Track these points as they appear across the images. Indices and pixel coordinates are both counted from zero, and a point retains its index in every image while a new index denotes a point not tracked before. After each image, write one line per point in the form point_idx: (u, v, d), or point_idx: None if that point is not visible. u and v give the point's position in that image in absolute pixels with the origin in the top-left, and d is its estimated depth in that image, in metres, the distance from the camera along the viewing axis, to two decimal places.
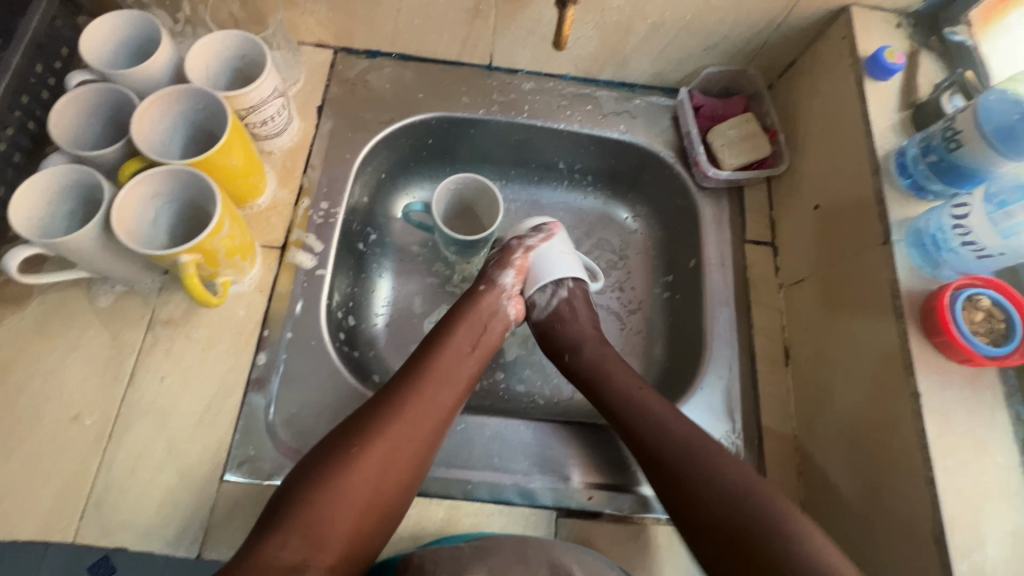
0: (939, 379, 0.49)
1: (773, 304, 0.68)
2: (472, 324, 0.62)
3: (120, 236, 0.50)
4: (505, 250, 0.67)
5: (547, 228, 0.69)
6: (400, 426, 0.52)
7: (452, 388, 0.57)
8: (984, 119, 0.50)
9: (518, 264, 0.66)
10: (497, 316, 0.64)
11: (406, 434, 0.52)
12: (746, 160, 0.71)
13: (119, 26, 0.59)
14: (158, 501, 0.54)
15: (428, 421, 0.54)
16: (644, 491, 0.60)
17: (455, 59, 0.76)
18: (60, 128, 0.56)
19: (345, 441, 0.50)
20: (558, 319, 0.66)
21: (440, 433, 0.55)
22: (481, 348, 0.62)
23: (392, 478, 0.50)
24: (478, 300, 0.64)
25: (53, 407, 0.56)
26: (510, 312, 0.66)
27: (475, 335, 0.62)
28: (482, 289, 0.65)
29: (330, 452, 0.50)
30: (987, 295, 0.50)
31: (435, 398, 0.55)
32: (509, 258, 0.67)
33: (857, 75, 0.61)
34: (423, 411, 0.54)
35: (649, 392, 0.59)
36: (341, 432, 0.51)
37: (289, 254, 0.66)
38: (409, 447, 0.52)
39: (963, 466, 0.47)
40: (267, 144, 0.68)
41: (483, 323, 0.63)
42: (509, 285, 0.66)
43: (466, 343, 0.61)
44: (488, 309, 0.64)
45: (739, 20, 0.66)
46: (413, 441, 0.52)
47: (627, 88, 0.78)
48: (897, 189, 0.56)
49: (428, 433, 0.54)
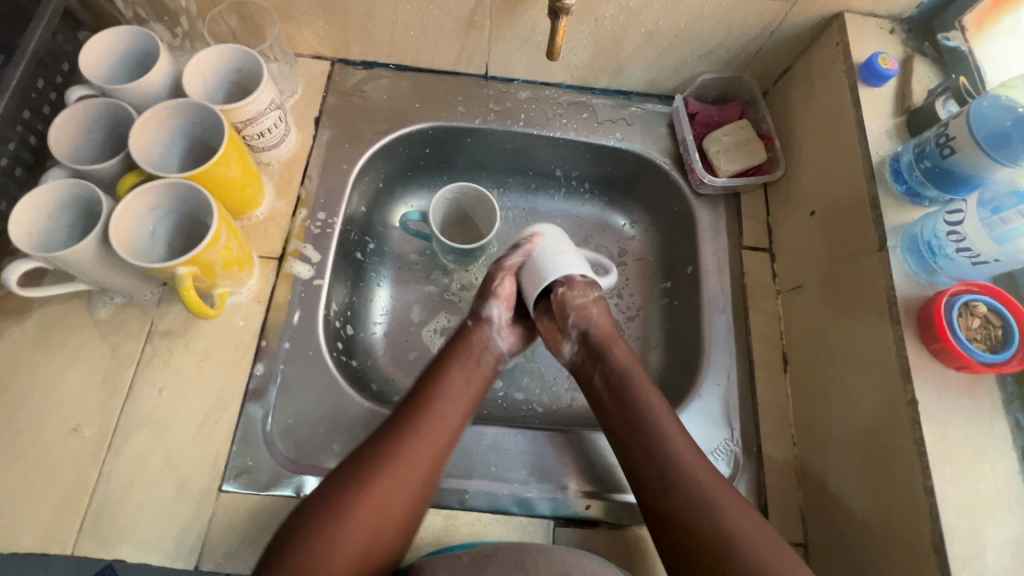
0: (936, 385, 0.49)
1: (771, 310, 0.68)
2: (465, 360, 0.62)
3: (117, 249, 0.51)
4: (488, 277, 0.66)
5: (526, 244, 0.66)
6: (395, 469, 0.52)
7: (447, 424, 0.57)
8: (977, 125, 0.50)
9: (502, 293, 0.65)
10: (489, 350, 0.64)
11: (401, 476, 0.52)
12: (742, 166, 0.71)
13: (118, 41, 0.60)
14: (156, 512, 0.55)
15: (423, 461, 0.54)
16: (626, 496, 0.60)
17: (451, 69, 0.77)
18: (60, 142, 0.57)
19: (340, 487, 0.50)
20: (584, 316, 0.64)
21: (437, 469, 0.54)
22: (474, 382, 0.61)
23: (388, 522, 0.50)
24: (471, 334, 0.64)
25: (52, 418, 0.57)
26: (502, 345, 0.66)
27: (469, 369, 0.62)
28: (471, 325, 0.65)
29: (326, 495, 0.50)
30: (983, 301, 0.50)
31: (430, 434, 0.55)
32: (491, 286, 0.66)
33: (851, 81, 0.61)
34: (418, 449, 0.54)
35: (672, 417, 0.57)
36: (337, 476, 0.52)
37: (286, 264, 0.66)
38: (405, 490, 0.52)
39: (961, 474, 0.46)
40: (265, 155, 0.69)
41: (474, 359, 0.63)
42: (497, 317, 0.66)
43: (460, 378, 0.60)
44: (481, 344, 0.64)
45: (732, 28, 0.66)
46: (408, 483, 0.52)
47: (623, 96, 0.78)
48: (893, 195, 0.55)
49: (425, 471, 0.53)
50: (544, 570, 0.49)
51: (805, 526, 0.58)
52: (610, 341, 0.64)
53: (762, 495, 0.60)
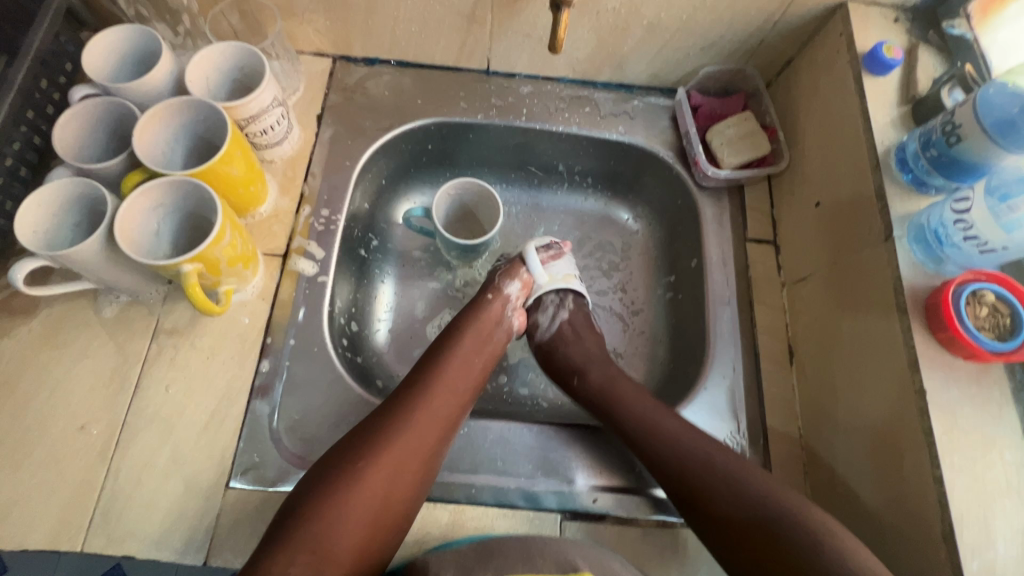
0: (944, 375, 0.48)
1: (776, 303, 0.68)
2: (474, 334, 0.62)
3: (122, 247, 0.51)
4: (515, 262, 0.68)
5: (557, 246, 0.70)
6: (406, 437, 0.52)
7: (456, 398, 0.57)
8: (983, 112, 0.50)
9: (527, 277, 0.68)
10: (500, 327, 0.65)
11: (413, 445, 0.52)
12: (746, 158, 0.70)
13: (121, 40, 0.60)
14: (164, 509, 0.55)
15: (433, 431, 0.54)
16: (659, 492, 0.60)
17: (452, 64, 0.77)
18: (64, 142, 0.57)
19: (352, 454, 0.50)
20: (560, 341, 0.67)
21: (444, 443, 0.55)
22: (484, 358, 0.62)
23: (399, 489, 0.51)
24: (484, 311, 0.64)
25: (60, 417, 0.57)
26: (515, 323, 0.66)
27: (479, 345, 0.62)
28: (489, 298, 0.65)
29: (336, 466, 0.50)
30: (991, 290, 0.49)
31: (439, 408, 0.56)
32: (515, 271, 0.68)
33: (855, 71, 0.61)
34: (428, 421, 0.54)
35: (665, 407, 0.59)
36: (348, 444, 0.52)
37: (291, 261, 0.66)
38: (416, 458, 0.52)
39: (970, 464, 0.46)
40: (268, 153, 0.69)
41: (486, 334, 0.63)
42: (514, 296, 0.66)
43: (470, 353, 0.61)
44: (494, 320, 0.64)
45: (735, 19, 0.66)
46: (419, 451, 0.53)
47: (625, 90, 0.78)
48: (898, 184, 0.55)
49: (434, 444, 0.54)
50: (551, 562, 0.49)
51: None
52: (586, 364, 0.65)
53: None
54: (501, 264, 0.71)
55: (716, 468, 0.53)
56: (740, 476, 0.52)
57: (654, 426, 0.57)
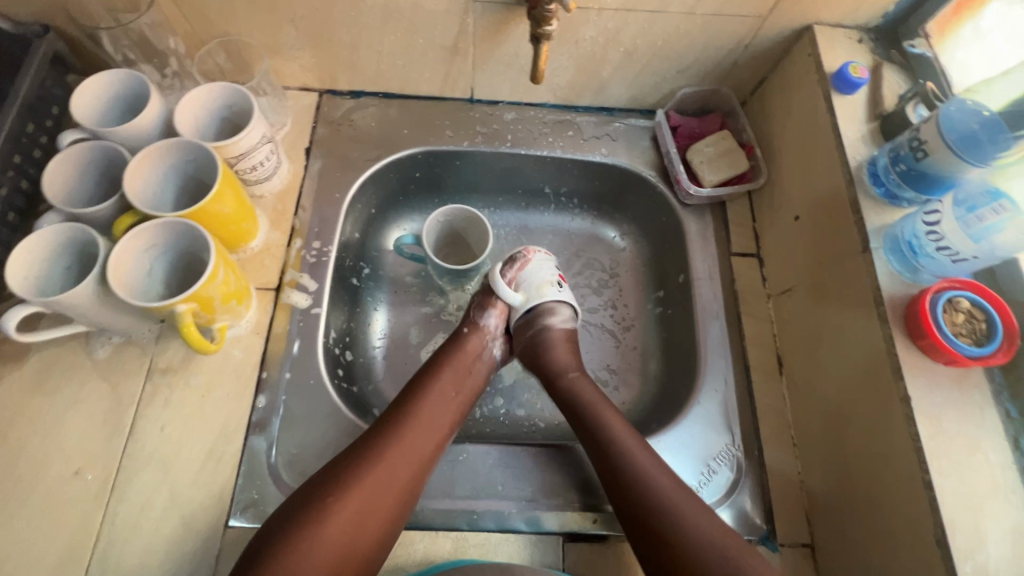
0: (927, 380, 0.50)
1: (763, 314, 0.69)
2: (455, 367, 0.62)
3: (115, 291, 0.51)
4: (487, 293, 0.68)
5: (523, 256, 0.68)
6: (376, 471, 0.52)
7: (435, 432, 0.57)
8: (947, 128, 0.52)
9: (502, 306, 0.67)
10: (481, 360, 0.65)
11: (384, 480, 0.52)
12: (726, 175, 0.73)
13: (109, 85, 0.61)
14: (163, 552, 0.54)
15: (407, 466, 0.54)
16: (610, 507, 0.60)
17: (436, 94, 0.78)
18: (54, 187, 0.57)
19: (325, 488, 0.50)
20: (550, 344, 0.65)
21: (422, 478, 0.55)
22: (464, 391, 0.62)
23: (368, 525, 0.51)
24: (462, 345, 0.64)
25: (54, 463, 0.56)
26: (494, 354, 0.67)
27: (459, 377, 0.62)
28: (466, 332, 0.66)
29: (309, 499, 0.50)
30: (965, 296, 0.52)
31: (418, 441, 0.56)
32: (491, 300, 0.68)
33: (825, 90, 0.63)
34: (405, 456, 0.54)
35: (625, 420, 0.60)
36: (325, 474, 0.52)
37: (283, 295, 0.67)
38: (386, 495, 0.52)
39: (958, 466, 0.47)
40: (257, 188, 0.70)
41: (466, 366, 0.63)
42: (493, 328, 0.67)
43: (450, 385, 0.61)
44: (473, 353, 0.65)
45: (708, 44, 0.69)
46: (393, 484, 0.53)
47: (606, 112, 0.80)
48: (872, 198, 0.57)
49: (409, 479, 0.54)
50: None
51: (810, 525, 0.59)
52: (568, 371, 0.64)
53: (766, 497, 0.60)
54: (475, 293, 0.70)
55: (656, 494, 0.53)
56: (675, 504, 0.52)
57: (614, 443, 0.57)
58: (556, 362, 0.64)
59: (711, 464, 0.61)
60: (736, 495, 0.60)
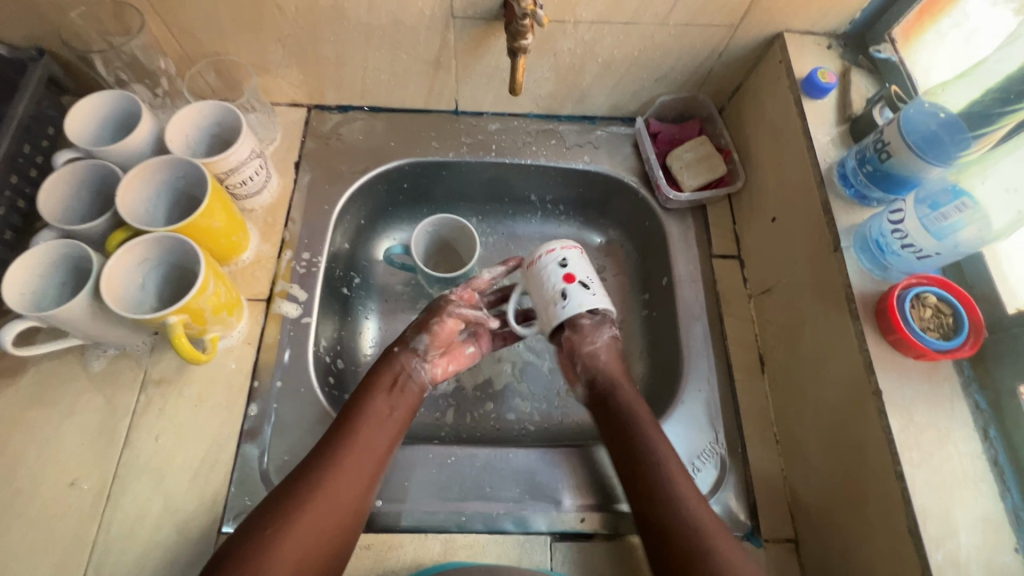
0: (898, 375, 0.51)
1: (744, 314, 0.71)
2: (386, 387, 0.62)
3: (108, 304, 0.53)
4: (434, 310, 0.67)
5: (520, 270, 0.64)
6: (322, 497, 0.53)
7: (373, 455, 0.57)
8: (908, 130, 0.54)
9: (439, 328, 0.65)
10: (411, 379, 0.64)
11: (330, 504, 0.53)
12: (705, 180, 0.74)
13: (102, 105, 0.63)
14: (157, 559, 0.55)
15: (352, 489, 0.55)
16: (623, 508, 0.62)
17: (422, 107, 0.80)
18: (49, 205, 0.59)
19: (274, 515, 0.51)
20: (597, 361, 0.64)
21: (363, 500, 0.55)
22: (397, 411, 0.61)
23: (316, 552, 0.51)
24: (391, 364, 0.64)
25: (50, 474, 0.58)
26: (425, 375, 0.65)
27: (390, 398, 0.62)
28: (396, 351, 0.65)
29: (252, 530, 0.50)
30: (932, 292, 0.53)
31: (355, 466, 0.56)
32: (431, 321, 0.66)
33: (796, 95, 0.65)
34: (341, 482, 0.54)
35: (657, 427, 0.60)
36: (266, 506, 0.52)
37: (274, 305, 0.68)
38: (329, 521, 0.52)
39: (929, 457, 0.49)
40: (247, 202, 0.72)
41: (396, 385, 0.63)
42: (423, 349, 0.65)
43: (383, 407, 0.61)
44: (403, 371, 0.64)
45: (683, 53, 0.71)
46: (335, 510, 0.53)
47: (588, 121, 0.82)
48: (842, 198, 0.59)
49: (350, 503, 0.54)
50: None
51: (794, 521, 0.60)
52: (615, 384, 0.64)
53: (750, 494, 0.61)
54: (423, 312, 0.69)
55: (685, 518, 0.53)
56: (681, 517, 0.53)
57: (643, 459, 0.57)
58: (607, 377, 0.64)
59: (695, 461, 0.63)
60: (720, 492, 0.61)
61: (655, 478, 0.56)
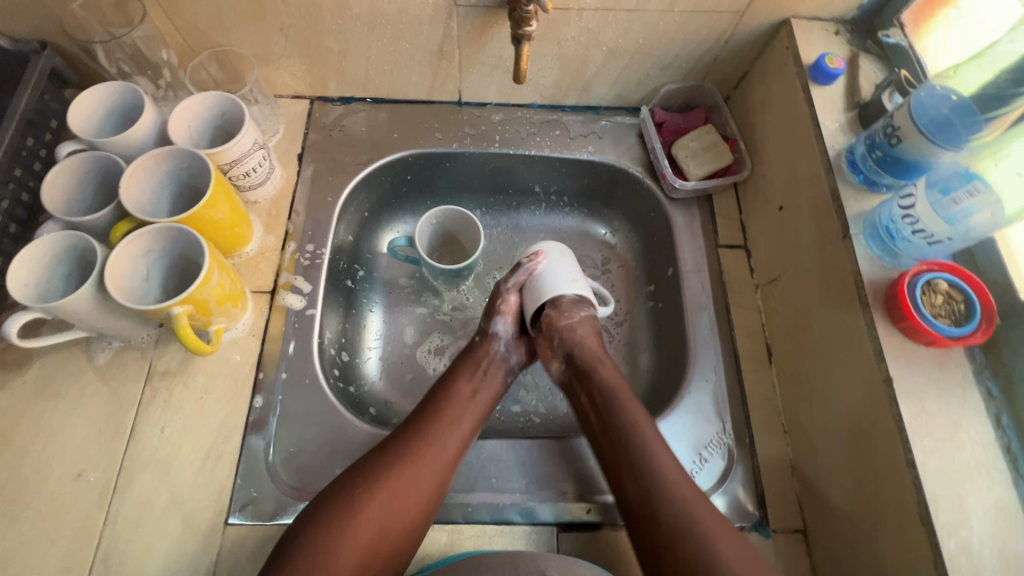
0: (909, 362, 0.51)
1: (751, 304, 0.70)
2: (473, 368, 0.64)
3: (113, 294, 0.53)
4: (494, 295, 0.68)
5: (530, 261, 0.67)
6: (406, 472, 0.54)
7: (458, 433, 0.59)
8: (919, 114, 0.54)
9: (508, 307, 0.67)
10: (497, 364, 0.66)
11: (413, 479, 0.54)
12: (711, 169, 0.74)
13: (105, 97, 0.63)
14: (164, 550, 0.55)
15: (435, 466, 0.55)
16: (607, 498, 0.61)
17: (425, 98, 0.80)
18: (53, 197, 0.59)
19: (355, 484, 0.52)
20: (570, 343, 0.64)
21: (448, 477, 0.56)
22: (485, 391, 0.63)
23: (398, 522, 0.52)
24: (478, 347, 0.66)
25: (57, 466, 0.58)
26: (511, 359, 0.68)
27: (479, 378, 0.64)
28: (478, 339, 0.67)
29: (335, 497, 0.51)
30: (943, 278, 0.53)
31: (440, 442, 0.57)
32: (498, 304, 0.68)
33: (803, 82, 0.65)
34: (429, 456, 0.56)
35: (660, 439, 0.58)
36: (352, 476, 0.53)
37: (279, 297, 0.68)
38: (416, 493, 0.53)
39: (941, 445, 0.48)
40: (251, 194, 0.71)
41: (482, 370, 0.65)
42: (504, 332, 0.67)
43: (470, 386, 0.63)
44: (488, 354, 0.66)
45: (688, 40, 0.70)
46: (422, 483, 0.54)
47: (592, 111, 0.82)
48: (852, 185, 0.59)
49: (436, 478, 0.55)
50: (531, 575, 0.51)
51: (803, 511, 0.60)
52: (594, 363, 0.64)
53: (759, 485, 0.61)
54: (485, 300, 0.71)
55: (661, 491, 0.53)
56: (704, 526, 0.50)
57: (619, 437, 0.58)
58: (583, 358, 0.64)
59: (703, 452, 0.62)
60: (728, 482, 0.61)
61: (642, 480, 0.54)
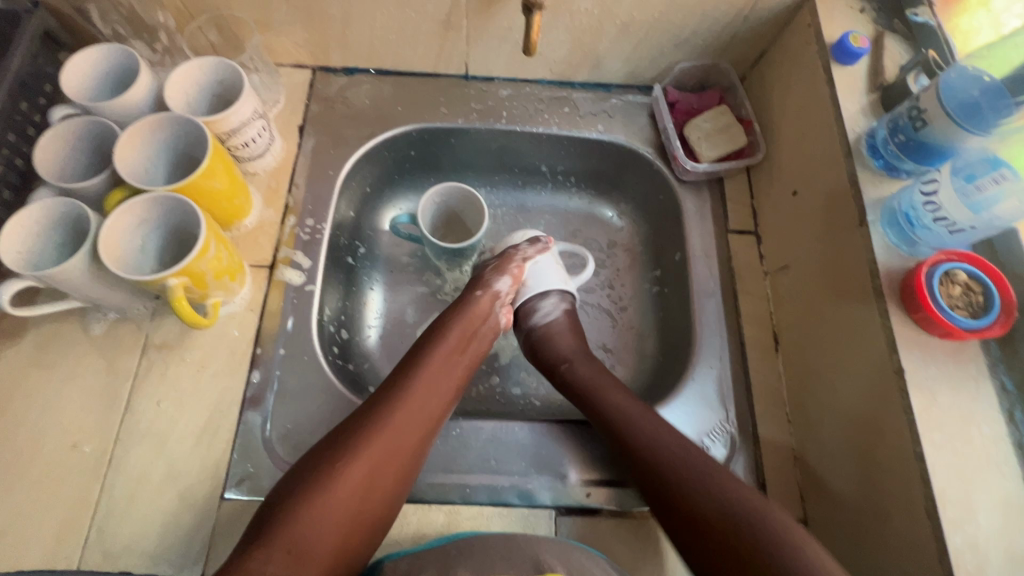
0: (922, 354, 0.50)
1: (759, 291, 0.69)
2: (461, 331, 0.62)
3: (107, 264, 0.51)
4: (505, 256, 0.68)
5: (545, 242, 0.70)
6: (388, 437, 0.52)
7: (440, 396, 0.58)
8: (946, 97, 0.52)
9: (516, 272, 0.67)
10: (488, 323, 0.65)
11: (393, 443, 0.53)
12: (724, 151, 0.72)
13: (97, 61, 0.61)
14: (161, 523, 0.55)
15: (415, 430, 0.54)
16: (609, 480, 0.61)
17: (431, 71, 0.77)
18: (45, 162, 0.57)
19: (335, 452, 0.50)
20: (553, 331, 0.68)
21: (427, 441, 0.56)
22: (468, 355, 0.62)
23: (378, 490, 0.51)
24: (474, 306, 0.64)
25: (52, 435, 0.57)
26: (501, 319, 0.67)
27: (464, 341, 0.62)
28: (479, 294, 0.65)
29: (317, 464, 0.50)
30: (963, 269, 0.51)
31: (422, 406, 0.56)
32: (507, 265, 0.68)
33: (824, 61, 0.62)
34: (411, 419, 0.55)
35: (645, 411, 0.59)
36: (334, 440, 0.52)
37: (278, 272, 0.67)
38: (395, 459, 0.52)
39: (951, 439, 0.47)
40: (250, 165, 0.70)
41: (472, 330, 0.63)
42: (504, 292, 0.67)
43: (455, 348, 0.61)
44: (481, 316, 0.64)
45: (706, 15, 0.67)
46: (401, 448, 0.53)
47: (603, 88, 0.79)
48: (871, 170, 0.57)
49: (416, 443, 0.54)
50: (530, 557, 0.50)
51: (804, 501, 0.59)
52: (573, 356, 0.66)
53: (760, 474, 0.60)
54: (490, 259, 0.70)
55: (663, 462, 0.54)
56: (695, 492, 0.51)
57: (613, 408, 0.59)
58: (560, 350, 0.67)
59: (705, 439, 0.61)
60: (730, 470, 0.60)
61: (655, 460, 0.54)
